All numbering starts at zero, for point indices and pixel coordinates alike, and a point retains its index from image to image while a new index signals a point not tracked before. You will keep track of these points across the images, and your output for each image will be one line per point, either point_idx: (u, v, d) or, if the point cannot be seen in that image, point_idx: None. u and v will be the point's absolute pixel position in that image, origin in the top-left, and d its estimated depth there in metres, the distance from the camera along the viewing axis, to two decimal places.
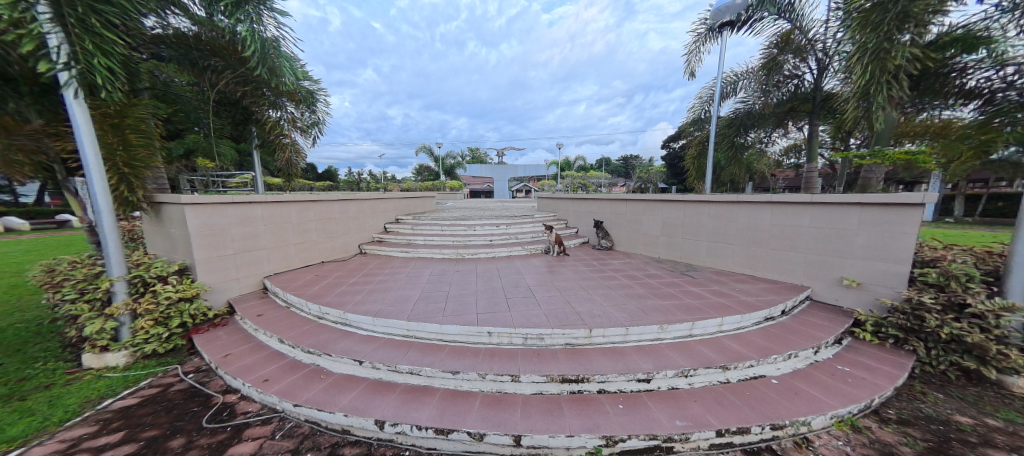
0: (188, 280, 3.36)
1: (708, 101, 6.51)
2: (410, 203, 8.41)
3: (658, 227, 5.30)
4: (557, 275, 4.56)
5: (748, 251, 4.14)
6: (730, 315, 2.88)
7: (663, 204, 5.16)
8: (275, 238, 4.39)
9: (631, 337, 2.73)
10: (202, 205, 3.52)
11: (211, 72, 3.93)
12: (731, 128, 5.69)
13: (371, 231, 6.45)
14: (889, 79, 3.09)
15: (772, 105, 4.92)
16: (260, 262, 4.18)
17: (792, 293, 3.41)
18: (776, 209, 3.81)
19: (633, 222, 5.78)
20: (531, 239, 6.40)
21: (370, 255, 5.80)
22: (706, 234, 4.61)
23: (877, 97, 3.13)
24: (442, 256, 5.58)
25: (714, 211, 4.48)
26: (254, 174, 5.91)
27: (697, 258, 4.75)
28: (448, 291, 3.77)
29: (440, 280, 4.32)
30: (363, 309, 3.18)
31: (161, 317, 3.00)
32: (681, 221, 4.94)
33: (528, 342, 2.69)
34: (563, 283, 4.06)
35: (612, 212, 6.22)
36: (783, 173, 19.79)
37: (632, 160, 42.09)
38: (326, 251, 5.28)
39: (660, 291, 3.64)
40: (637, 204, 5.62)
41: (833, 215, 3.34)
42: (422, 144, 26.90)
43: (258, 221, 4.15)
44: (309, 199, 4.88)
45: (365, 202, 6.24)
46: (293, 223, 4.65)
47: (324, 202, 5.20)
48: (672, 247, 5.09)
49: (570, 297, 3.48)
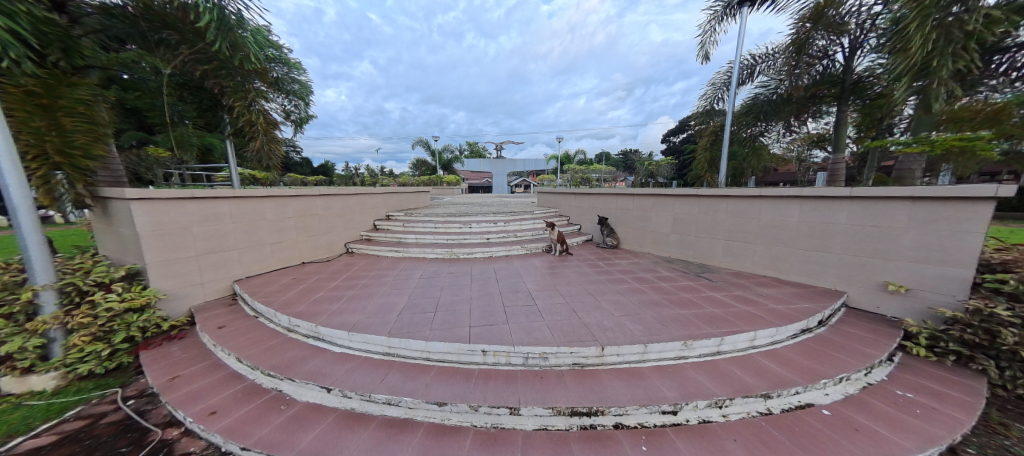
0: (138, 287, 2.94)
1: (722, 88, 6.07)
2: (404, 199, 8.00)
3: (669, 224, 4.92)
4: (560, 277, 4.17)
5: (772, 251, 3.73)
6: (763, 329, 2.47)
7: (675, 199, 4.77)
8: (246, 238, 3.95)
9: (650, 356, 2.33)
10: (153, 201, 3.07)
11: (165, 47, 3.44)
12: (750, 116, 5.25)
13: (360, 228, 6.04)
14: (956, 52, 2.77)
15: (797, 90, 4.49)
16: (229, 265, 3.76)
17: (825, 300, 3.01)
18: (805, 204, 3.39)
19: (640, 219, 5.38)
20: (531, 237, 5.97)
21: (356, 255, 5.36)
22: (723, 231, 4.22)
23: (941, 73, 2.82)
24: (435, 255, 5.19)
25: (733, 207, 4.08)
26: (230, 167, 5.45)
27: (713, 259, 4.35)
28: (439, 297, 3.36)
29: (431, 283, 3.90)
30: (338, 321, 2.77)
31: (101, 332, 2.58)
32: (695, 217, 4.54)
33: (528, 362, 2.29)
34: (567, 287, 3.67)
35: (619, 208, 5.81)
36: (789, 168, 19.36)
37: (632, 154, 41.60)
38: (307, 250, 4.85)
39: (676, 297, 3.25)
40: (646, 199, 5.24)
41: (875, 212, 2.92)
42: (420, 137, 26.41)
43: (226, 219, 3.72)
44: (287, 194, 4.45)
45: (352, 197, 5.81)
46: (268, 221, 4.22)
47: (305, 197, 4.76)
48: (684, 246, 4.72)
49: (576, 305, 3.06)
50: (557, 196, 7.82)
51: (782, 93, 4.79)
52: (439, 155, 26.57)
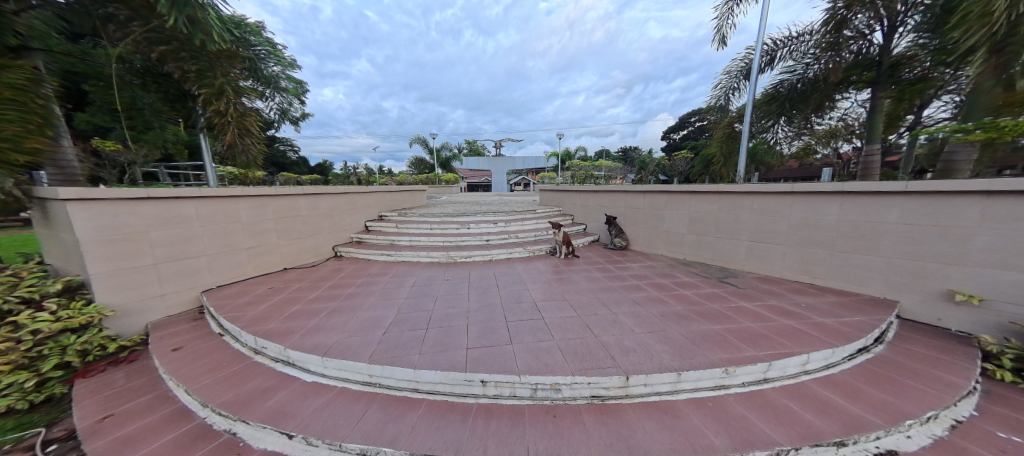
0: (79, 303, 2.53)
1: (739, 77, 5.67)
2: (400, 198, 7.59)
3: (684, 223, 4.59)
4: (568, 283, 3.77)
5: (805, 254, 3.33)
6: (817, 350, 2.06)
7: (692, 197, 4.44)
8: (216, 243, 3.53)
9: (684, 386, 1.92)
10: (97, 201, 2.63)
11: (114, 23, 3.01)
12: (773, 106, 4.86)
13: (350, 230, 5.63)
14: None
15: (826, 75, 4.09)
16: (198, 273, 3.37)
17: (877, 310, 2.61)
18: (847, 201, 2.99)
19: (653, 218, 5.04)
20: (534, 238, 5.56)
21: (345, 260, 4.94)
22: (748, 231, 3.83)
23: None
24: (431, 259, 4.82)
25: (759, 204, 3.69)
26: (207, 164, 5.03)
27: (735, 262, 3.97)
28: (432, 310, 2.95)
29: (424, 292, 3.49)
30: (312, 342, 2.36)
31: (25, 360, 2.16)
32: (715, 216, 4.20)
33: (537, 395, 1.90)
34: (576, 295, 3.28)
35: (630, 207, 5.44)
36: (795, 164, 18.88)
37: (632, 151, 41.21)
38: (289, 255, 4.45)
39: (703, 308, 2.85)
40: (661, 197, 4.88)
41: (937, 209, 2.53)
42: (417, 135, 25.82)
43: (192, 222, 3.31)
44: (265, 193, 4.05)
45: (341, 196, 5.40)
46: (243, 224, 3.82)
47: (286, 196, 4.36)
48: (701, 248, 4.37)
49: (590, 320, 2.65)
50: (561, 194, 7.39)
51: (809, 80, 4.40)
52: (438, 154, 26.13)
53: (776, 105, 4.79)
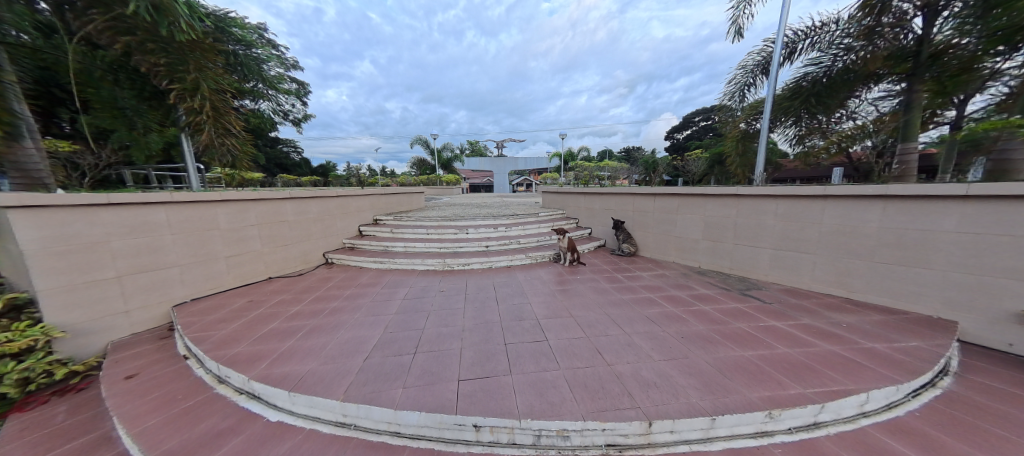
0: (25, 323, 2.25)
1: (755, 71, 5.39)
2: (397, 201, 7.32)
3: (699, 228, 4.31)
4: (573, 295, 3.46)
5: (837, 264, 2.99)
6: (879, 386, 1.70)
7: (706, 199, 4.17)
8: (190, 252, 3.26)
9: (718, 433, 1.58)
10: (45, 207, 2.35)
11: (69, 11, 2.75)
12: (796, 101, 4.51)
13: (342, 235, 5.36)
14: None
15: (860, 65, 3.73)
16: (169, 285, 3.09)
17: (934, 332, 2.25)
18: (890, 206, 2.65)
19: (664, 222, 4.77)
20: (537, 244, 5.26)
21: (335, 268, 4.68)
22: (771, 238, 3.51)
23: None
24: (426, 267, 4.54)
25: (785, 209, 3.35)
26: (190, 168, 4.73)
27: (757, 272, 3.67)
28: (423, 329, 2.66)
29: (415, 307, 3.20)
30: (281, 370, 2.06)
31: None
32: (732, 221, 3.90)
33: (540, 444, 1.58)
34: (583, 311, 2.97)
35: (640, 210, 5.12)
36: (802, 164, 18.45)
37: (635, 151, 40.92)
38: (274, 263, 4.18)
39: (727, 327, 2.52)
40: (673, 200, 4.59)
41: (1005, 216, 2.18)
42: (418, 136, 25.63)
43: (162, 229, 3.04)
44: (247, 197, 3.78)
45: (333, 200, 5.12)
46: (222, 231, 3.54)
47: (271, 201, 4.09)
48: (718, 255, 4.09)
49: (599, 343, 2.34)
50: (564, 196, 7.09)
51: (838, 71, 4.04)
52: (439, 154, 25.95)
53: (800, 100, 4.44)
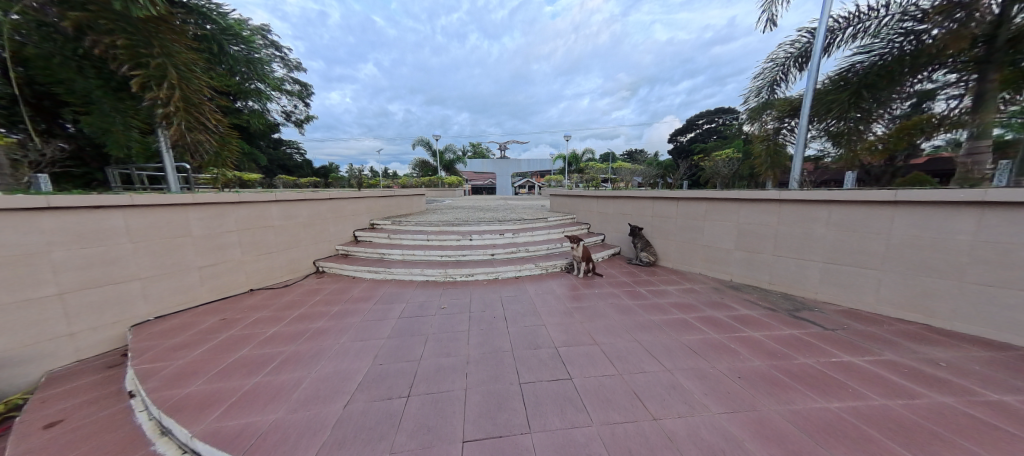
0: None
1: (792, 62, 5.00)
2: (397, 204, 6.92)
3: (731, 237, 3.88)
4: (593, 314, 3.03)
5: (915, 283, 2.61)
6: None
7: (741, 205, 3.75)
8: (155, 263, 2.84)
9: None
10: None
11: None
12: (843, 93, 4.09)
13: (336, 241, 4.94)
14: None
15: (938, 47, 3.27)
16: (127, 302, 2.67)
17: None
18: (988, 216, 2.28)
19: (689, 230, 4.34)
20: (547, 252, 4.83)
21: (326, 278, 4.25)
22: (825, 250, 3.10)
23: None
24: (427, 277, 4.13)
25: (843, 217, 2.94)
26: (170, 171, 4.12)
27: (803, 288, 3.25)
28: (419, 360, 2.23)
29: (412, 328, 2.77)
30: (237, 423, 1.62)
31: None
32: (774, 229, 3.49)
33: None
34: (608, 337, 2.53)
35: (660, 215, 4.69)
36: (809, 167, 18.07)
37: (638, 154, 40.56)
38: (256, 274, 3.76)
39: (789, 362, 2.07)
40: (701, 205, 4.17)
41: None
42: (420, 138, 25.36)
43: (120, 237, 2.62)
44: (226, 200, 3.37)
45: (325, 203, 4.71)
46: (195, 238, 3.13)
47: (254, 203, 3.69)
48: (755, 267, 3.66)
49: (637, 384, 1.91)
50: (573, 200, 6.66)
51: (895, 58, 3.69)
52: (441, 156, 25.69)
53: (848, 92, 4.03)
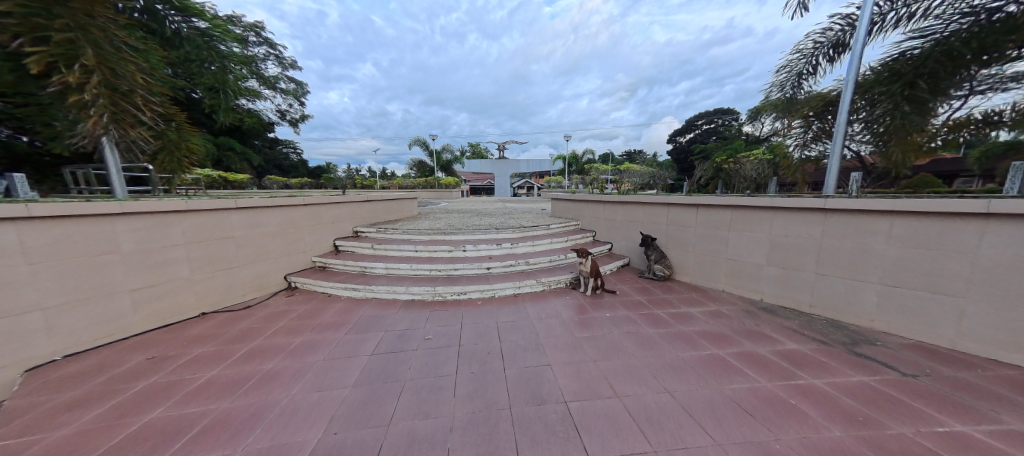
0: None
1: (821, 52, 4.53)
2: (386, 208, 6.37)
3: (762, 250, 3.37)
4: (609, 348, 2.51)
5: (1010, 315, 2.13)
6: None
7: (775, 214, 3.23)
8: (65, 289, 2.30)
9: None
10: None
11: None
12: (894, 85, 3.56)
13: (313, 252, 4.40)
14: None
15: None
16: (24, 341, 2.13)
17: None
18: None
19: (711, 240, 3.83)
20: (550, 264, 4.31)
21: (297, 297, 3.71)
22: (885, 271, 2.60)
23: None
24: (414, 296, 3.60)
25: (913, 231, 2.46)
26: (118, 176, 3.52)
27: (854, 314, 2.76)
28: (388, 425, 1.70)
29: (386, 369, 2.24)
30: None
31: None
32: (817, 244, 2.97)
33: None
34: (631, 386, 2.01)
35: (677, 223, 4.17)
36: None
37: (638, 154, 40.27)
38: (212, 293, 3.22)
39: (879, 435, 1.56)
40: (725, 212, 3.66)
41: None
42: (416, 137, 24.82)
43: (13, 259, 2.09)
44: (169, 207, 2.85)
45: (301, 209, 4.17)
46: (124, 255, 2.59)
47: (208, 212, 3.15)
48: (792, 288, 3.16)
49: None
50: (576, 204, 6.13)
51: (960, 41, 3.22)
52: (438, 157, 25.12)
53: (901, 82, 3.50)
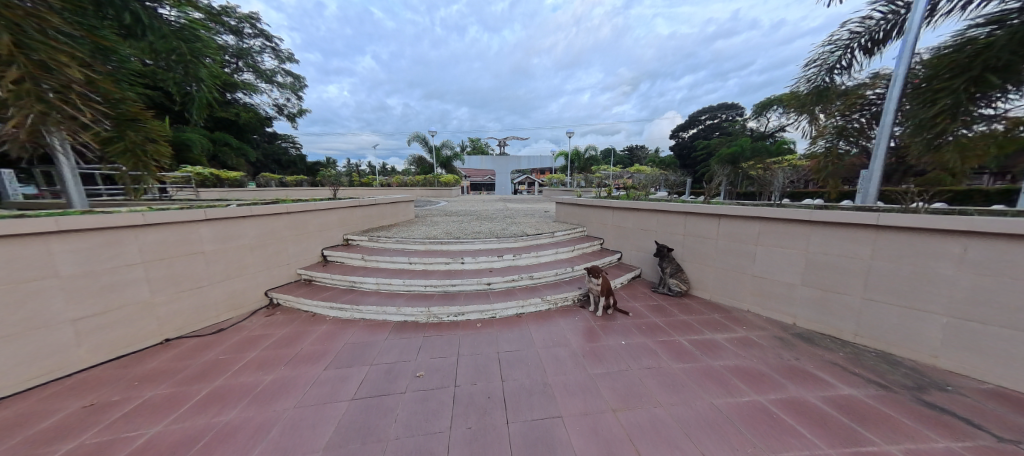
0: None
1: (855, 43, 4.12)
2: (381, 212, 5.99)
3: (798, 269, 2.98)
4: (629, 391, 2.14)
5: None
6: None
7: (815, 229, 2.84)
8: None
9: None
10: None
11: None
12: (958, 79, 2.98)
13: (298, 264, 4.02)
14: None
15: None
16: None
17: None
18: None
19: (735, 256, 3.44)
20: (556, 278, 3.93)
21: (277, 317, 3.35)
22: (954, 301, 2.23)
23: None
24: (407, 317, 3.24)
25: (992, 256, 2.08)
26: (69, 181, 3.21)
27: (911, 348, 2.39)
28: None
29: (367, 423, 1.88)
30: None
31: None
32: (868, 266, 2.58)
33: None
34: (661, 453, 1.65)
35: (696, 234, 3.78)
36: None
37: (640, 150, 39.67)
38: (180, 317, 2.88)
39: None
40: (752, 225, 3.27)
41: None
42: (416, 132, 24.36)
43: None
44: (122, 222, 2.49)
45: (283, 217, 3.79)
46: (63, 281, 2.24)
47: (169, 226, 2.78)
48: (834, 314, 2.78)
49: None
50: (582, 208, 5.73)
51: None
52: (437, 154, 24.65)
53: (967, 77, 2.92)
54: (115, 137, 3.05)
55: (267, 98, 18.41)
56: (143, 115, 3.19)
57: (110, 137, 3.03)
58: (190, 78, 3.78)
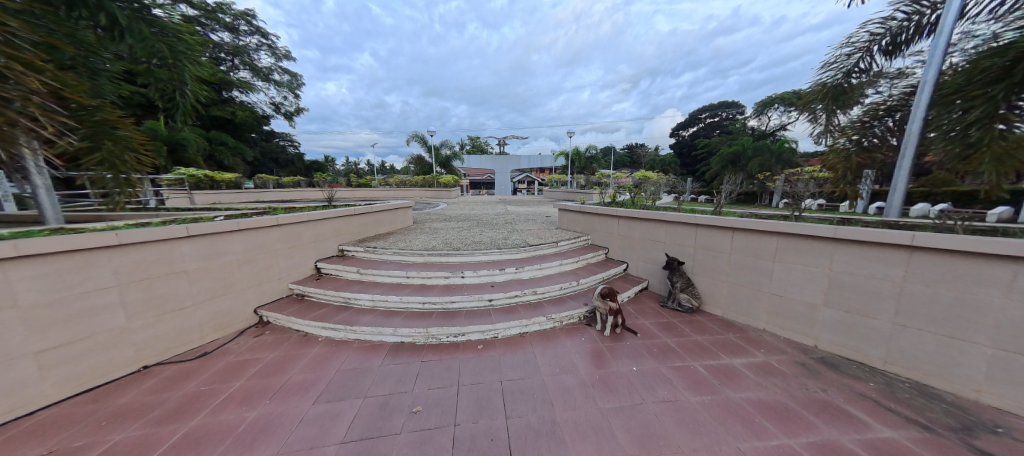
0: None
1: (874, 45, 3.92)
2: (377, 218, 5.78)
3: (819, 289, 2.80)
4: (646, 432, 1.96)
5: None
6: None
7: (839, 248, 2.66)
8: None
9: None
10: None
11: None
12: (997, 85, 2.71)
13: (290, 278, 3.82)
14: None
15: None
16: None
17: None
18: None
19: (750, 271, 3.25)
20: (560, 293, 3.75)
21: (267, 337, 3.16)
22: (997, 332, 2.05)
23: None
24: (404, 338, 3.05)
25: None
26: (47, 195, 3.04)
27: (948, 380, 2.23)
28: None
29: None
30: None
31: None
32: (899, 289, 2.40)
33: None
34: None
35: (708, 248, 3.60)
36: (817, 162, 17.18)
37: (640, 148, 39.40)
38: (162, 341, 2.69)
39: None
40: (769, 241, 3.08)
41: None
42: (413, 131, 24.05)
43: None
44: (95, 243, 2.29)
45: (274, 230, 3.59)
46: (26, 310, 2.05)
47: (148, 244, 2.58)
48: (860, 339, 2.61)
49: None
50: (586, 215, 5.53)
51: None
52: (436, 153, 24.41)
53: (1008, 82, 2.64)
54: (93, 147, 2.87)
55: (263, 97, 18.10)
56: (121, 121, 3.00)
57: (87, 147, 2.85)
58: (176, 81, 3.58)
